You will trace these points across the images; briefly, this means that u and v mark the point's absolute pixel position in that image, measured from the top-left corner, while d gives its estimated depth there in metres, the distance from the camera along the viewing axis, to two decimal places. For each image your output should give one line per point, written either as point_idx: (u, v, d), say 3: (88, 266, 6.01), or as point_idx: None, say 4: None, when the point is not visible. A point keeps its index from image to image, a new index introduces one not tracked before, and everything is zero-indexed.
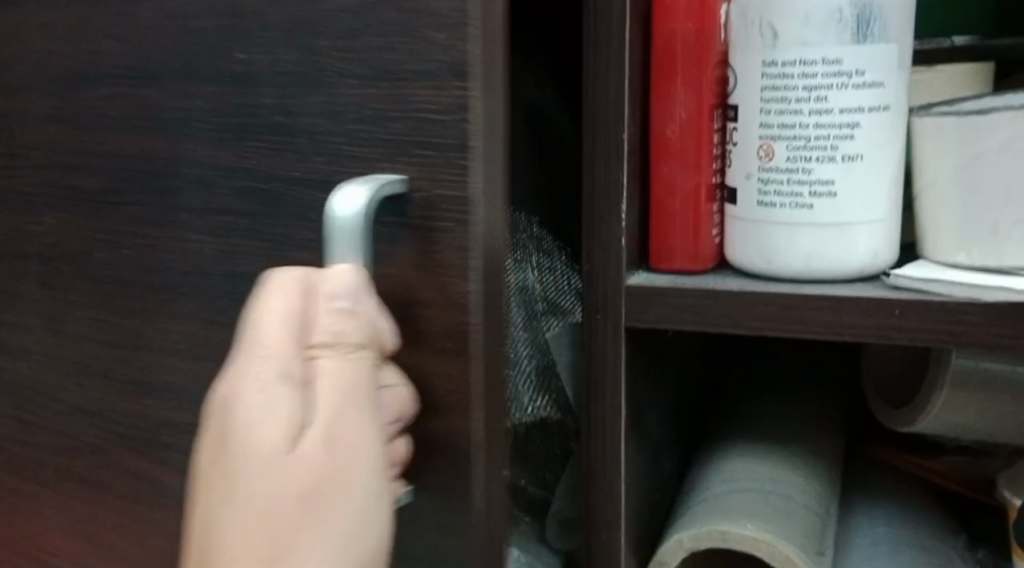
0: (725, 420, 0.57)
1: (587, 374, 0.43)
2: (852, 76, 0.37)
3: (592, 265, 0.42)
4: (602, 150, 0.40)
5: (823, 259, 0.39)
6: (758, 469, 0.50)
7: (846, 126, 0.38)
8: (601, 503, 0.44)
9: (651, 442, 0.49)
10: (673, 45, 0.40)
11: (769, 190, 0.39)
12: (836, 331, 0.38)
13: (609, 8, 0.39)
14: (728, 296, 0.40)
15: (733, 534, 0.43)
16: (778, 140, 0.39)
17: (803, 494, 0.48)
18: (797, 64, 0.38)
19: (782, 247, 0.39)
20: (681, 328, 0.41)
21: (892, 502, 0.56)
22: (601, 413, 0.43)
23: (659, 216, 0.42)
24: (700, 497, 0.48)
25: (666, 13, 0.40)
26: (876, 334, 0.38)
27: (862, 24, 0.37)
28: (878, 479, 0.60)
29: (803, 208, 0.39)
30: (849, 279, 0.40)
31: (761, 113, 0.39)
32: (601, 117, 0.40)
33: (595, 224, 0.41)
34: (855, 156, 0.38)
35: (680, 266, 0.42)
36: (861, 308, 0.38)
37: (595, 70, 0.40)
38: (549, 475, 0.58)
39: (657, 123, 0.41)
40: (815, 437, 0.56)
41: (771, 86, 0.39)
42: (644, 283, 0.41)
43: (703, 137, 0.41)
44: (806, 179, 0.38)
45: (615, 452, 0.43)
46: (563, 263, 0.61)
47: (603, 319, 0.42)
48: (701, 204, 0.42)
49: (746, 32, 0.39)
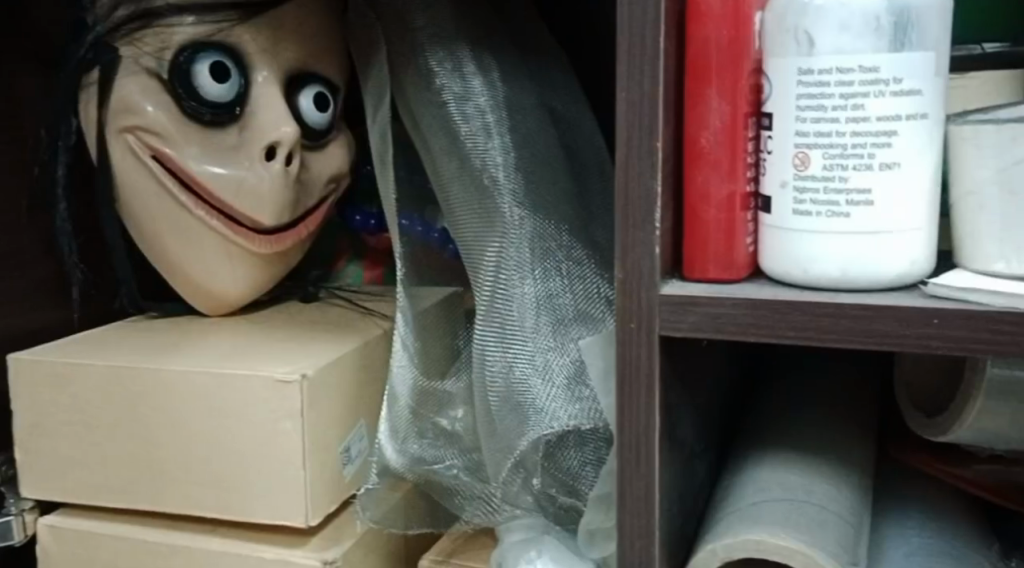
0: (755, 430, 0.57)
1: (621, 384, 0.43)
2: (889, 84, 0.37)
3: (625, 274, 0.41)
4: (635, 160, 0.40)
5: (859, 268, 0.39)
6: (790, 477, 0.49)
7: (883, 133, 0.38)
8: (635, 512, 0.43)
9: (683, 451, 0.49)
10: (707, 53, 0.40)
11: (804, 199, 0.39)
12: (873, 340, 0.38)
13: (642, 18, 0.39)
14: (764, 306, 0.39)
15: (768, 544, 0.43)
16: (814, 148, 0.39)
17: (835, 503, 0.48)
18: (833, 72, 0.38)
19: (817, 255, 0.39)
20: (716, 337, 0.41)
21: (925, 511, 0.56)
22: (634, 422, 0.43)
23: (693, 224, 0.42)
24: (733, 507, 0.47)
25: (700, 21, 0.40)
26: (915, 344, 0.38)
27: (899, 32, 0.37)
28: (909, 489, 0.59)
29: (839, 217, 0.39)
30: (885, 288, 0.39)
31: (797, 121, 0.39)
32: (635, 126, 0.40)
33: (627, 233, 0.41)
34: (891, 164, 0.38)
35: (714, 275, 0.42)
36: (899, 317, 0.38)
37: (629, 78, 0.40)
38: (584, 487, 0.59)
39: (691, 131, 0.41)
40: (847, 444, 0.55)
41: (806, 94, 0.39)
42: (679, 292, 0.41)
43: (737, 146, 0.41)
44: (843, 187, 0.38)
45: (649, 461, 0.43)
46: (594, 282, 0.63)
47: (636, 329, 0.42)
48: (735, 213, 0.42)
49: (781, 40, 0.39)
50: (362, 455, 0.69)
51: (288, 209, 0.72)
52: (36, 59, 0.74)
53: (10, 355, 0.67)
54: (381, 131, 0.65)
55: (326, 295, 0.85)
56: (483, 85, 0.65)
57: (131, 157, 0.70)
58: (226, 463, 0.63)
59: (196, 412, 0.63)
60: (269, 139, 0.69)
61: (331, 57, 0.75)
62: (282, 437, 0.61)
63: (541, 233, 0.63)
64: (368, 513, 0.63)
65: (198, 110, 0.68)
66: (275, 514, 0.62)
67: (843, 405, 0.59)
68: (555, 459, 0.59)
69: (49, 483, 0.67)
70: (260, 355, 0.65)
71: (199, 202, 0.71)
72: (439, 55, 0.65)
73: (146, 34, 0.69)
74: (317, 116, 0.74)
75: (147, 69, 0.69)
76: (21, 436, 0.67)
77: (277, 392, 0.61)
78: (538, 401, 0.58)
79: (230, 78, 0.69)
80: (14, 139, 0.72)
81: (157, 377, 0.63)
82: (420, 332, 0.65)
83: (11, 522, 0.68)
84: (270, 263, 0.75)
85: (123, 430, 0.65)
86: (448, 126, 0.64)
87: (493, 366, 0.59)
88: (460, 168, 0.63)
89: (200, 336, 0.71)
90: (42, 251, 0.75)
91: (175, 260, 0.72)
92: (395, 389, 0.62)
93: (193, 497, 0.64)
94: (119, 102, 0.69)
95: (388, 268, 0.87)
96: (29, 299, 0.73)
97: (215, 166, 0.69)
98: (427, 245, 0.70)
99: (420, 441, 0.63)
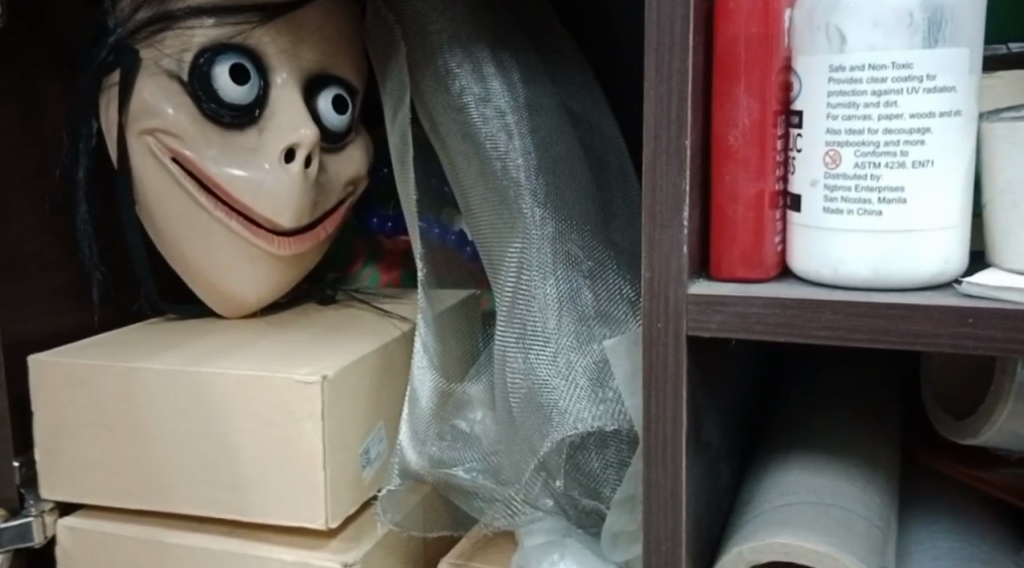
0: (779, 433, 0.56)
1: (647, 384, 0.42)
2: (923, 81, 0.37)
3: (653, 273, 0.41)
4: (664, 158, 0.40)
5: (891, 267, 0.38)
6: (816, 480, 0.49)
7: (916, 131, 0.37)
8: (661, 514, 0.43)
9: (708, 453, 0.49)
10: (736, 50, 0.40)
11: (835, 197, 0.39)
12: (906, 339, 0.38)
13: (671, 15, 0.39)
14: (793, 305, 0.39)
15: (796, 547, 0.42)
16: (845, 145, 0.38)
17: (863, 506, 0.47)
18: (865, 69, 0.37)
19: (848, 254, 0.39)
20: (745, 337, 0.40)
21: (952, 515, 0.55)
22: (661, 423, 0.42)
23: (721, 223, 0.42)
24: (758, 510, 0.47)
25: (729, 19, 0.40)
26: (948, 343, 0.37)
27: (933, 28, 0.37)
28: (935, 493, 0.58)
29: (871, 215, 0.38)
30: (918, 287, 0.39)
31: (828, 118, 0.39)
32: (663, 123, 0.40)
33: (655, 232, 0.41)
34: (925, 161, 0.38)
35: (742, 274, 0.42)
36: (933, 317, 0.37)
37: (657, 76, 0.40)
38: (605, 490, 0.59)
39: (719, 129, 0.41)
40: (873, 447, 0.54)
41: (838, 91, 0.38)
42: (707, 291, 0.41)
43: (767, 144, 0.41)
44: (875, 185, 0.38)
45: (675, 463, 0.42)
46: (616, 282, 0.63)
47: (664, 329, 0.41)
48: (764, 211, 0.41)
49: (812, 37, 0.39)
50: (381, 457, 0.68)
51: (307, 211, 0.72)
52: (57, 62, 0.74)
53: (31, 357, 0.67)
54: (401, 133, 0.65)
55: (344, 297, 0.84)
56: (503, 86, 0.65)
57: (151, 158, 0.70)
58: (246, 465, 0.63)
59: (216, 414, 0.63)
60: (288, 140, 0.69)
61: (350, 59, 0.75)
62: (302, 438, 0.61)
63: (563, 234, 0.62)
64: (389, 515, 0.63)
65: (218, 112, 0.68)
66: (295, 515, 0.62)
67: (868, 407, 0.59)
68: (577, 461, 0.59)
69: (69, 485, 0.67)
70: (280, 356, 0.65)
71: (218, 204, 0.70)
72: (459, 57, 0.64)
73: (166, 35, 0.69)
74: (335, 118, 0.74)
75: (168, 70, 0.69)
76: (41, 437, 0.67)
77: (297, 393, 0.60)
78: (562, 403, 0.57)
79: (249, 80, 0.69)
80: (35, 141, 0.72)
81: (177, 378, 0.63)
82: (438, 334, 0.64)
83: (32, 522, 0.67)
84: (290, 265, 0.75)
85: (143, 431, 0.65)
86: (469, 129, 0.64)
87: (514, 368, 0.59)
88: (480, 170, 0.64)
89: (220, 338, 0.71)
90: (63, 253, 0.75)
91: (195, 262, 0.73)
92: (417, 389, 0.61)
93: (212, 499, 0.64)
94: (139, 104, 0.69)
95: (404, 270, 0.87)
96: (50, 301, 0.74)
97: (235, 168, 0.69)
98: (445, 247, 0.68)
99: (439, 442, 0.62)
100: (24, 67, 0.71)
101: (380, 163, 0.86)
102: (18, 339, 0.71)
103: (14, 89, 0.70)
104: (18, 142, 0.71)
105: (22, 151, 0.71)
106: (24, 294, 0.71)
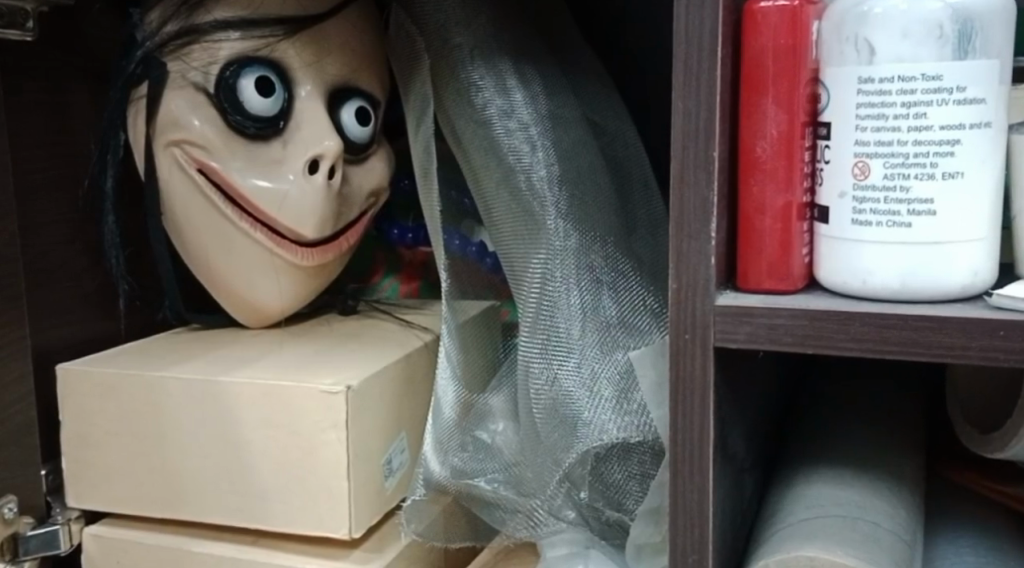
0: (802, 445, 0.56)
1: (674, 395, 0.42)
2: (952, 93, 0.37)
3: (680, 284, 0.41)
4: (691, 169, 0.40)
5: (920, 279, 0.38)
6: (842, 493, 0.48)
7: (946, 142, 0.37)
8: (689, 526, 0.43)
9: (733, 464, 0.48)
10: (764, 62, 0.40)
11: (864, 208, 0.39)
12: (936, 351, 0.38)
13: (699, 27, 0.39)
14: (822, 317, 0.39)
15: (823, 560, 0.42)
16: (874, 157, 0.38)
17: (889, 519, 0.47)
18: (895, 81, 0.37)
19: (877, 266, 0.39)
20: (773, 349, 0.40)
21: (977, 529, 0.55)
22: (688, 435, 0.42)
23: (748, 235, 0.42)
24: (784, 523, 0.47)
25: (757, 30, 0.40)
26: (978, 355, 0.37)
27: (963, 39, 0.37)
28: (960, 507, 0.58)
29: (901, 227, 0.38)
30: (948, 299, 0.39)
31: (857, 130, 0.39)
32: (691, 134, 0.40)
33: (682, 244, 0.41)
34: (955, 173, 0.38)
35: (770, 285, 0.42)
36: (963, 329, 0.37)
37: (686, 87, 0.40)
38: (629, 502, 0.59)
39: (747, 141, 0.41)
40: (898, 459, 0.54)
41: (867, 103, 0.38)
42: (735, 303, 0.41)
43: (795, 155, 0.41)
44: (904, 197, 0.38)
45: (703, 474, 0.42)
46: (639, 293, 0.63)
47: (691, 339, 0.41)
48: (792, 223, 0.41)
49: (840, 49, 0.39)
50: (403, 467, 0.69)
51: (330, 222, 0.72)
52: (86, 73, 0.75)
53: (60, 366, 0.67)
54: (424, 146, 0.65)
55: (365, 307, 0.85)
56: (525, 99, 0.65)
57: (177, 170, 0.71)
58: (271, 474, 0.63)
59: (241, 423, 0.63)
60: (313, 152, 0.69)
61: (372, 71, 0.76)
62: (327, 448, 0.61)
63: (586, 245, 0.62)
64: (412, 526, 0.63)
65: (243, 124, 0.69)
66: (319, 525, 0.62)
67: (893, 418, 0.58)
68: (601, 473, 0.58)
69: (95, 493, 0.68)
70: (304, 366, 0.65)
71: (243, 215, 0.71)
72: (482, 70, 0.65)
73: (192, 49, 0.70)
74: (358, 129, 0.75)
75: (195, 83, 0.69)
76: (70, 446, 0.68)
77: (322, 403, 0.61)
78: (586, 415, 0.57)
79: (274, 92, 0.70)
80: (64, 152, 0.73)
81: (202, 388, 0.63)
82: (461, 345, 0.64)
83: (59, 530, 0.67)
84: (313, 275, 0.76)
85: (168, 441, 0.65)
86: (492, 141, 0.64)
87: (538, 379, 0.59)
88: (502, 182, 0.64)
89: (244, 347, 0.71)
90: (90, 263, 0.75)
91: (219, 272, 0.73)
92: (439, 400, 0.62)
93: (236, 508, 0.64)
94: (168, 117, 0.70)
95: (423, 281, 0.88)
96: (78, 311, 0.74)
97: (260, 180, 0.69)
98: (466, 258, 0.69)
99: (461, 453, 0.62)
100: (54, 79, 0.72)
101: (401, 175, 0.86)
102: (47, 348, 0.71)
103: (44, 100, 0.71)
104: (48, 153, 0.71)
105: (52, 162, 0.72)
106: (52, 304, 0.72)
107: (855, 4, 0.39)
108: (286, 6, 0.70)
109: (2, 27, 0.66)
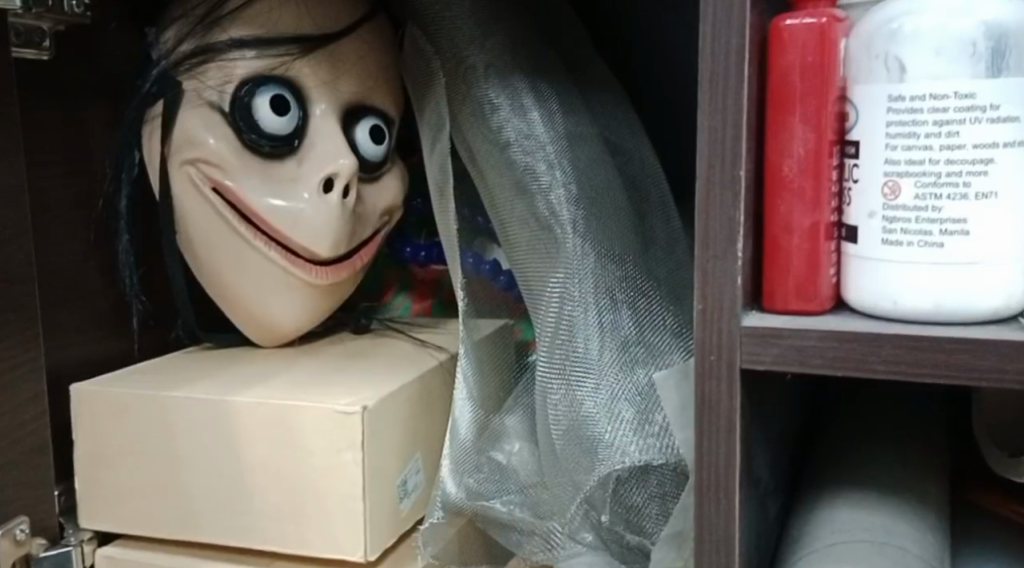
0: (826, 468, 0.55)
1: (700, 418, 0.41)
2: (986, 111, 0.37)
3: (705, 305, 0.40)
4: (717, 188, 0.40)
5: (953, 301, 0.38)
6: (867, 517, 0.47)
7: (979, 161, 0.37)
8: (716, 551, 0.42)
9: (758, 488, 0.47)
10: (790, 80, 0.40)
11: (895, 228, 0.38)
12: (971, 375, 0.37)
13: (726, 44, 0.39)
14: (852, 338, 0.38)
15: None
16: (905, 176, 0.38)
17: (918, 544, 0.46)
18: (926, 99, 0.37)
19: (909, 287, 0.38)
20: (802, 371, 0.39)
21: (1006, 553, 0.53)
22: (716, 459, 0.41)
23: (775, 255, 0.41)
24: (808, 549, 0.46)
25: (783, 48, 0.40)
26: (1016, 380, 0.36)
27: (997, 57, 0.37)
28: (985, 531, 0.57)
29: (933, 247, 0.38)
30: (981, 321, 0.38)
31: (887, 149, 0.38)
32: (717, 153, 0.39)
33: (708, 263, 0.40)
34: (988, 194, 0.37)
35: (797, 306, 0.41)
36: (999, 351, 0.36)
37: (710, 106, 0.39)
38: (649, 525, 0.57)
39: (773, 159, 0.41)
40: (925, 482, 0.53)
41: (897, 121, 0.38)
42: (762, 325, 0.40)
43: (822, 174, 0.40)
44: (936, 217, 0.37)
45: (730, 498, 0.41)
46: (659, 313, 0.63)
47: (717, 361, 0.41)
48: (819, 243, 0.40)
49: (870, 66, 0.39)
50: (418, 487, 0.68)
51: (344, 241, 0.71)
52: (102, 93, 0.75)
53: (74, 386, 0.67)
54: (440, 162, 0.66)
55: (378, 326, 0.84)
56: (542, 117, 0.64)
57: (192, 189, 0.70)
58: (286, 496, 0.62)
59: (254, 444, 0.62)
60: (327, 170, 0.69)
61: (387, 89, 0.76)
62: (342, 470, 0.61)
63: (604, 263, 0.62)
64: (429, 549, 0.63)
65: (258, 142, 0.69)
66: (334, 547, 0.62)
67: (919, 440, 0.57)
68: (620, 495, 0.57)
69: (109, 513, 0.67)
70: (318, 386, 0.65)
71: (258, 234, 0.71)
72: (498, 87, 0.64)
73: (208, 67, 0.70)
74: (372, 148, 0.74)
75: (210, 101, 0.69)
76: (83, 466, 0.67)
77: (339, 423, 0.60)
78: (607, 435, 0.56)
79: (290, 110, 0.69)
80: (80, 171, 0.73)
81: (218, 408, 0.63)
82: (477, 365, 0.63)
83: (71, 551, 0.66)
84: (328, 293, 0.75)
85: (181, 462, 0.64)
86: (508, 160, 0.63)
87: (556, 400, 0.58)
88: (519, 200, 0.63)
89: (258, 366, 0.71)
90: (103, 282, 0.75)
91: (232, 290, 0.73)
92: (456, 420, 0.61)
93: (251, 530, 0.63)
94: (183, 135, 0.69)
95: (435, 299, 0.87)
96: (90, 329, 0.74)
97: (275, 198, 0.69)
98: (480, 278, 0.68)
99: (476, 474, 0.62)
100: (70, 98, 0.72)
101: (414, 194, 0.86)
102: (60, 367, 0.71)
103: (59, 118, 0.71)
104: (64, 172, 0.71)
105: (67, 180, 0.71)
106: (65, 323, 0.71)
107: (884, 22, 0.39)
108: (302, 24, 0.70)
109: (20, 46, 0.66)
